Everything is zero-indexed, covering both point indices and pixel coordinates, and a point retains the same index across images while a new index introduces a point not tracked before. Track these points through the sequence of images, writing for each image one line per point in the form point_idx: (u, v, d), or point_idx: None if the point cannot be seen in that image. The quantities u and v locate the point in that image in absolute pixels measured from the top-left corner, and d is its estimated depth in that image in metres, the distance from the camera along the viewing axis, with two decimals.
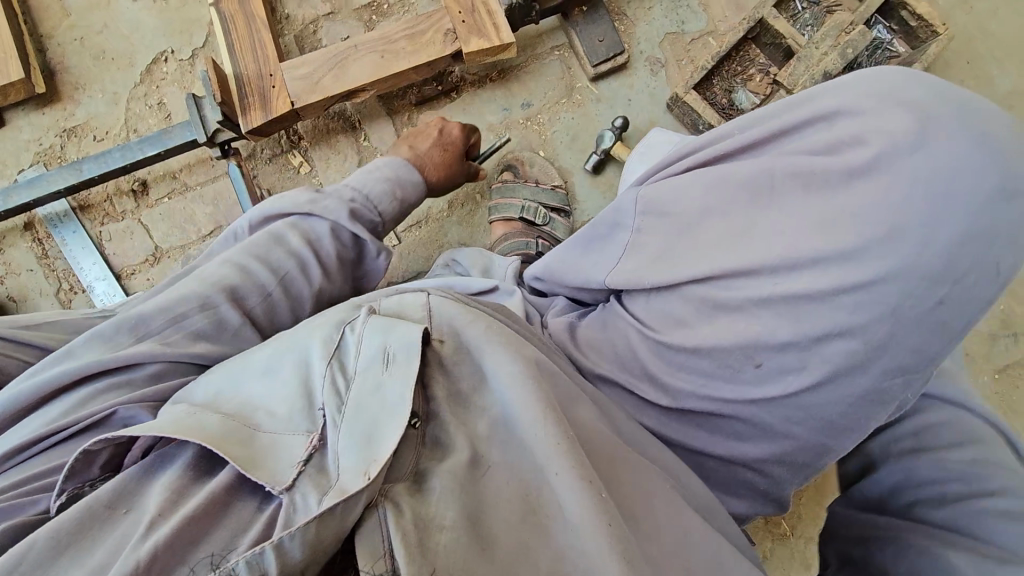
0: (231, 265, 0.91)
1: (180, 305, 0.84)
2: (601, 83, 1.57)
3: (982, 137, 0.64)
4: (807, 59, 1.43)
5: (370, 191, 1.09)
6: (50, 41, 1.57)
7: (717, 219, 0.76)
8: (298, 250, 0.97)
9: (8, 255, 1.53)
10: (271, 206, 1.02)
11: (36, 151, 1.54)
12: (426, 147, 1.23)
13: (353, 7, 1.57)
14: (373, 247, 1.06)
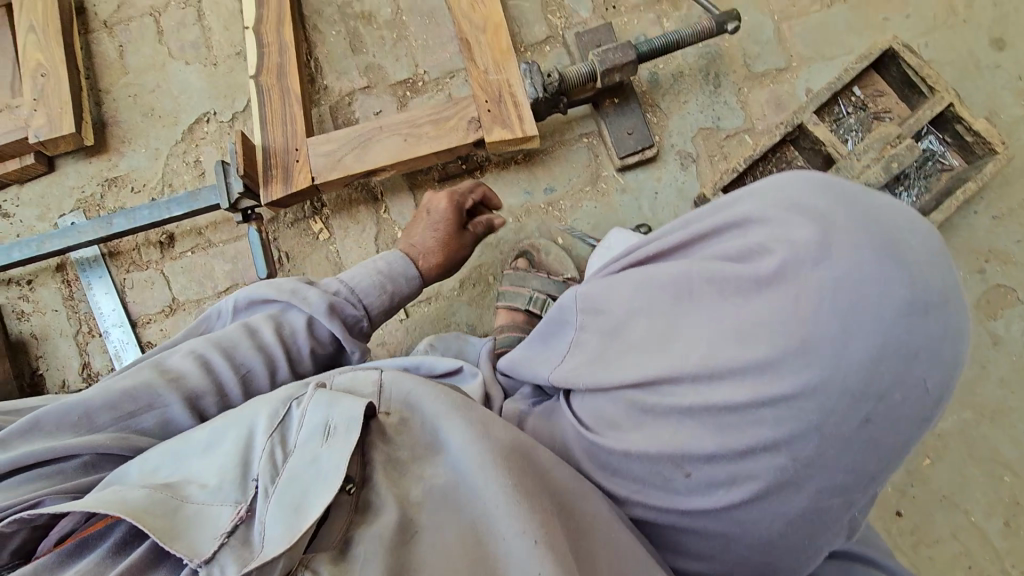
0: (194, 358, 0.92)
1: (135, 400, 0.85)
2: (628, 174, 1.53)
3: (887, 248, 0.60)
4: (847, 170, 1.34)
5: (359, 286, 1.10)
6: (107, 97, 1.67)
7: (642, 323, 0.71)
8: (268, 346, 0.97)
9: (37, 294, 1.59)
10: (251, 293, 1.03)
11: (78, 198, 1.62)
12: (419, 241, 1.23)
13: (389, 82, 1.60)
14: (351, 348, 1.06)
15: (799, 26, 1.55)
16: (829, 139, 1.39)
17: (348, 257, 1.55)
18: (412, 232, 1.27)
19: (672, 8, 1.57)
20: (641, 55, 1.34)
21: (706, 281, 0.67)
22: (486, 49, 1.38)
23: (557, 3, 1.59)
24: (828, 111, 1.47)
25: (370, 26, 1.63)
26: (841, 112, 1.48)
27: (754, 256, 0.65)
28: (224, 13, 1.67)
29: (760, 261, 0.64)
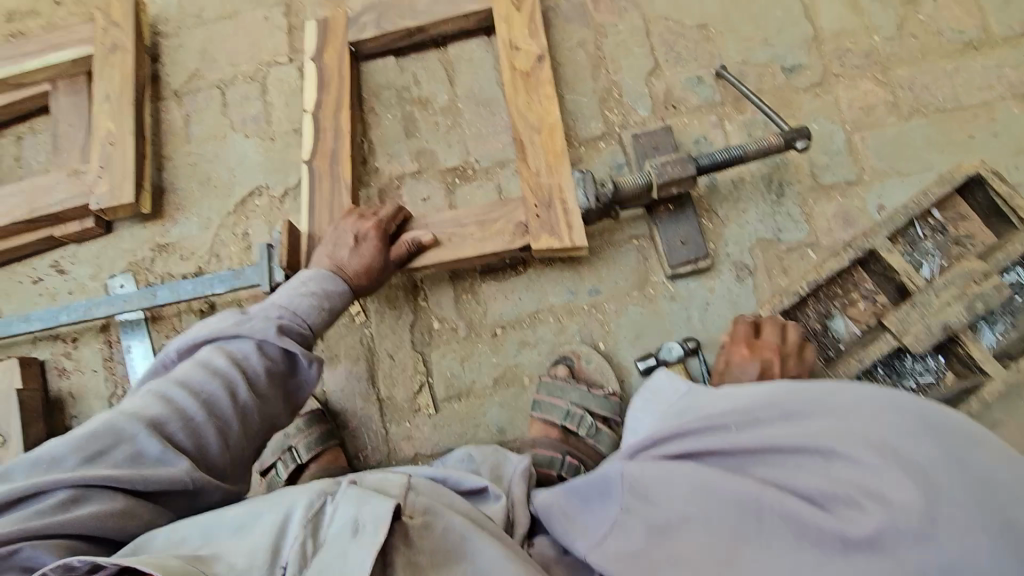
0: (155, 395, 0.98)
1: (100, 438, 0.89)
2: (679, 281, 1.44)
3: (984, 524, 0.73)
4: (924, 306, 1.23)
5: (298, 307, 1.17)
6: (168, 163, 1.72)
7: (702, 526, 0.85)
8: (223, 371, 1.05)
9: (80, 352, 1.61)
10: (197, 335, 1.11)
11: (129, 260, 1.65)
12: (343, 257, 1.24)
13: (439, 168, 1.59)
14: (304, 358, 1.14)
15: (872, 138, 1.46)
16: (903, 266, 1.27)
17: (382, 343, 1.52)
18: (335, 251, 1.26)
19: (735, 111, 1.52)
20: (701, 168, 1.28)
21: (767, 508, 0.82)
22: (540, 150, 1.35)
23: (615, 100, 1.56)
24: (902, 231, 1.35)
25: (425, 112, 1.63)
26: (916, 231, 1.36)
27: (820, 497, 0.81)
28: (288, 91, 1.71)
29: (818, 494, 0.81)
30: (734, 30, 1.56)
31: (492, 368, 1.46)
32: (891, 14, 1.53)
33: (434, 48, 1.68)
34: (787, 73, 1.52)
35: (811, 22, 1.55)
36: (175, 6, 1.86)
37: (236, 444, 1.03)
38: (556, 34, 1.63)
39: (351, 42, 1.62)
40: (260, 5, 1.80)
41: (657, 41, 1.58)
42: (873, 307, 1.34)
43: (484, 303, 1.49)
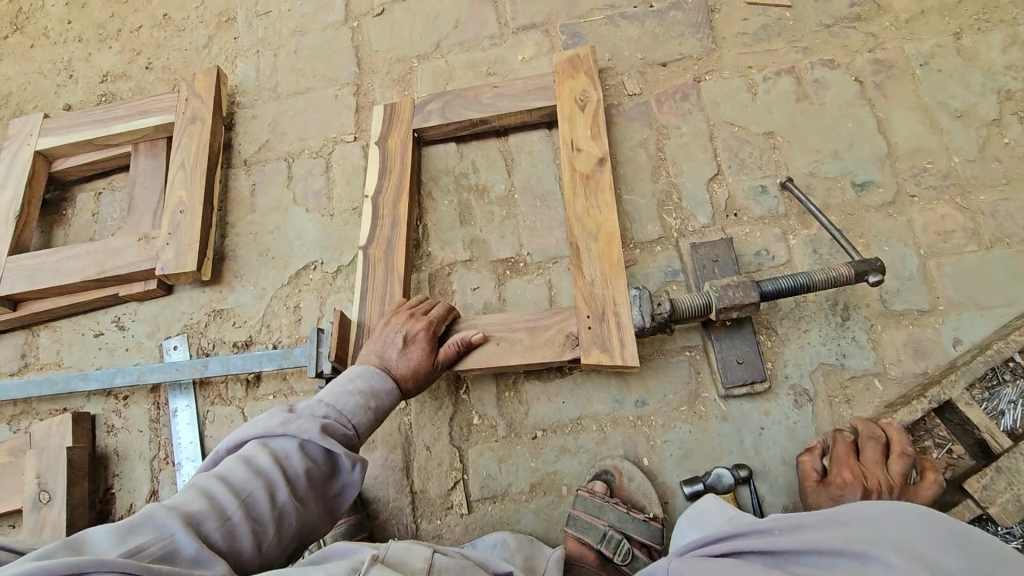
0: (197, 491, 0.93)
1: (141, 532, 0.82)
2: (732, 401, 1.37)
3: None
4: (1012, 471, 1.14)
5: (343, 406, 1.14)
6: (231, 230, 1.78)
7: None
8: (266, 470, 0.99)
9: (128, 410, 1.65)
10: (244, 430, 1.06)
11: (186, 322, 1.70)
12: (393, 357, 1.23)
13: (491, 258, 1.59)
14: (347, 460, 1.07)
15: (948, 265, 1.39)
16: (984, 422, 1.21)
17: (419, 434, 1.49)
18: (385, 351, 1.25)
19: (801, 225, 1.47)
20: (765, 294, 1.22)
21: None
22: (596, 260, 1.33)
23: (674, 204, 1.54)
24: (980, 378, 1.28)
25: (482, 200, 1.65)
26: (997, 379, 1.29)
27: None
28: (351, 169, 1.77)
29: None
30: (802, 140, 1.53)
31: (530, 473, 1.41)
32: (972, 135, 1.47)
33: (495, 137, 1.70)
34: (857, 190, 1.47)
35: (884, 138, 1.50)
36: (253, 79, 1.97)
37: (267, 549, 0.95)
38: (617, 133, 1.63)
39: (415, 129, 1.66)
40: (332, 85, 1.89)
41: (720, 146, 1.56)
42: (947, 458, 1.27)
43: (527, 403, 1.46)
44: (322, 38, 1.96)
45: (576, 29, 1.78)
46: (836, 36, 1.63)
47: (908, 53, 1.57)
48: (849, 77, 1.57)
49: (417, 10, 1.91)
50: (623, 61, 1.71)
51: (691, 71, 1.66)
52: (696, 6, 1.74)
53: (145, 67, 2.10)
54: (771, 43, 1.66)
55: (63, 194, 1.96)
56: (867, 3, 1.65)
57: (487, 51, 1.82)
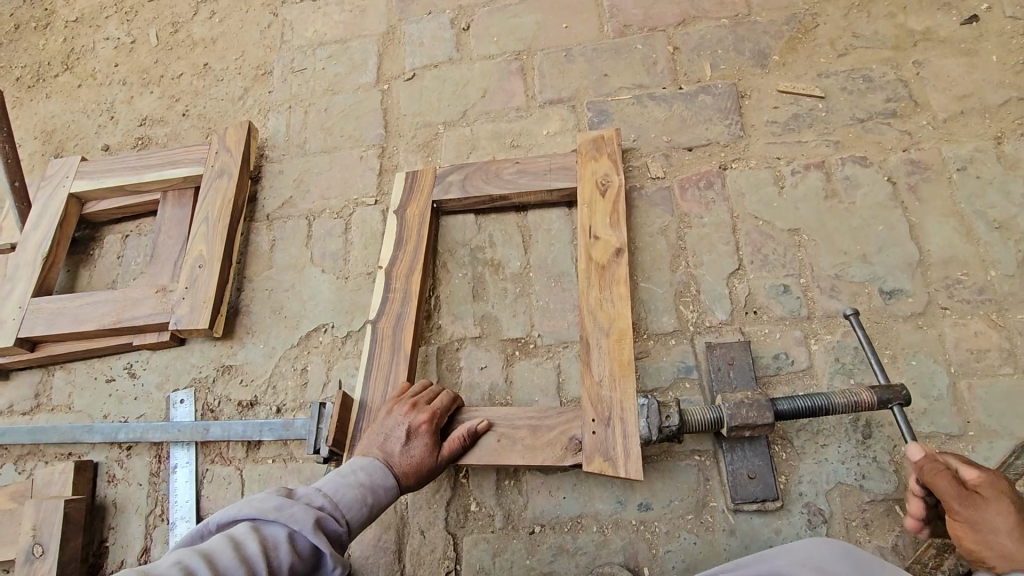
0: (180, 569, 0.87)
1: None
2: (741, 514, 1.30)
3: None
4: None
5: (340, 499, 1.09)
6: (247, 285, 1.79)
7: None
8: (251, 560, 0.91)
9: (131, 462, 1.65)
10: (237, 506, 0.99)
11: (194, 375, 1.71)
12: (393, 451, 1.21)
13: (501, 336, 1.57)
14: (331, 560, 0.98)
15: (980, 387, 1.31)
16: None
17: (415, 516, 1.45)
18: (386, 443, 1.22)
19: (823, 331, 1.41)
20: (779, 413, 1.18)
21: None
22: (607, 359, 1.30)
23: (692, 296, 1.50)
24: None
25: (496, 276, 1.63)
26: None
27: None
28: (369, 233, 1.78)
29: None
30: (829, 240, 1.48)
31: (525, 571, 1.36)
32: (1010, 248, 1.40)
33: (515, 211, 1.70)
34: (885, 297, 1.41)
35: (915, 244, 1.44)
36: (283, 134, 2.01)
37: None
38: (638, 216, 1.61)
39: (434, 200, 1.66)
40: (358, 145, 1.92)
41: (743, 239, 1.53)
42: None
43: (527, 495, 1.42)
44: (353, 98, 2.00)
45: (603, 107, 1.78)
46: (870, 131, 1.59)
47: (945, 155, 1.52)
48: (882, 176, 1.52)
49: (447, 76, 1.94)
50: (648, 142, 1.70)
51: (717, 158, 1.64)
52: (725, 91, 1.72)
53: (182, 113, 2.17)
54: (801, 135, 1.63)
55: (92, 233, 2.02)
56: (904, 99, 1.61)
57: (512, 122, 1.83)
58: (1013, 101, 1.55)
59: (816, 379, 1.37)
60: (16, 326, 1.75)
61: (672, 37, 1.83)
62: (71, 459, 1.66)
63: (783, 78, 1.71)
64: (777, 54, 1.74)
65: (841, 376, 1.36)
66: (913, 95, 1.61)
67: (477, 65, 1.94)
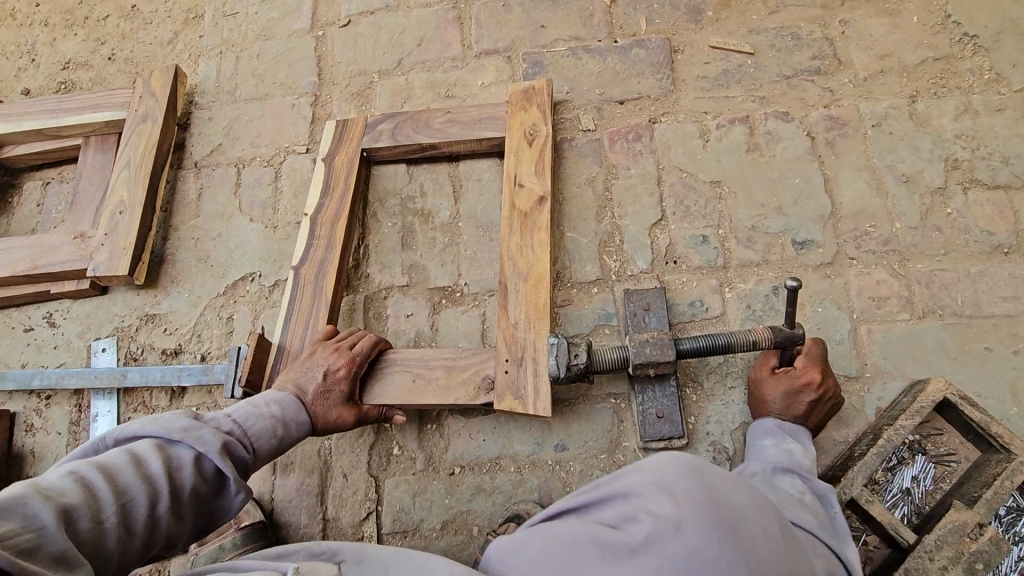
0: (75, 480, 0.84)
1: (6, 519, 0.73)
2: (650, 453, 1.35)
3: None
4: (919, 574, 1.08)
5: (250, 427, 1.08)
6: (173, 233, 1.75)
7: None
8: (154, 478, 0.90)
9: (50, 411, 1.62)
10: (139, 424, 0.97)
11: (117, 324, 1.67)
12: (307, 389, 1.19)
13: (428, 285, 1.57)
14: (234, 485, 0.99)
15: (879, 333, 1.37)
16: (886, 516, 1.14)
17: (338, 460, 1.47)
18: (300, 380, 1.21)
19: (738, 280, 1.46)
20: (681, 352, 1.22)
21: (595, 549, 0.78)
22: (523, 302, 1.31)
23: (615, 246, 1.52)
24: (885, 464, 1.24)
25: (425, 226, 1.63)
26: (899, 459, 1.25)
27: (631, 524, 0.78)
28: (299, 182, 1.75)
29: (637, 530, 0.76)
30: (747, 193, 1.52)
31: (443, 510, 1.39)
32: (916, 202, 1.46)
33: (446, 162, 1.68)
34: (796, 247, 1.46)
35: (829, 197, 1.49)
36: (213, 80, 1.94)
37: (129, 560, 0.86)
38: (567, 168, 1.62)
39: (364, 148, 1.64)
40: (291, 93, 1.87)
41: (667, 191, 1.56)
42: (863, 550, 1.24)
43: (448, 439, 1.44)
44: (285, 45, 1.94)
45: (539, 58, 1.77)
46: (794, 88, 1.62)
47: (862, 111, 1.56)
48: (802, 132, 1.56)
49: (384, 24, 1.89)
50: (581, 95, 1.70)
51: (647, 112, 1.65)
52: (659, 45, 1.72)
53: (108, 57, 2.07)
54: (729, 90, 1.65)
55: (11, 180, 1.93)
56: (828, 57, 1.64)
57: (447, 72, 1.80)
58: (929, 61, 1.59)
59: (727, 325, 1.42)
60: None
61: None
62: None
63: (716, 34, 1.72)
64: (711, 10, 1.75)
65: (752, 322, 1.41)
66: (837, 53, 1.64)
67: (414, 13, 1.89)
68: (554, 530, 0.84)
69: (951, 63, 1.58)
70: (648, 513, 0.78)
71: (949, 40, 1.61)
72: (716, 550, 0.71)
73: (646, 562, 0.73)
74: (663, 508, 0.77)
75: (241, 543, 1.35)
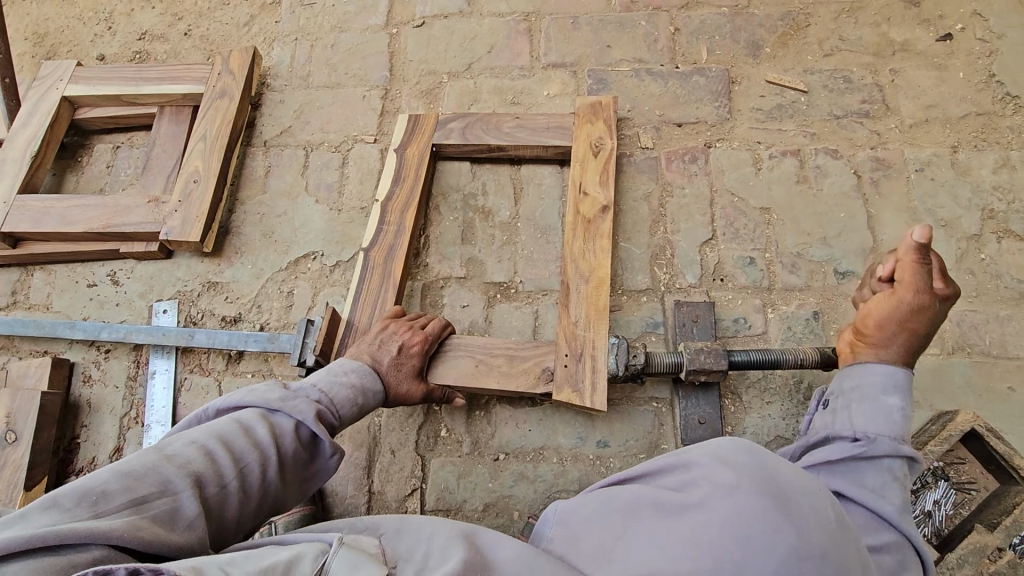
0: (197, 447, 0.95)
1: (144, 484, 0.86)
2: None
3: None
4: None
5: (335, 396, 1.16)
6: (240, 207, 1.82)
7: (597, 532, 0.89)
8: (263, 444, 1.00)
9: (108, 365, 1.68)
10: (240, 397, 1.07)
11: (179, 289, 1.74)
12: (382, 360, 1.28)
13: (484, 279, 1.65)
14: (328, 447, 1.09)
15: None
16: None
17: (387, 437, 1.53)
18: (376, 353, 1.29)
19: (780, 302, 1.54)
20: (734, 363, 1.33)
21: (652, 508, 0.88)
22: (584, 302, 1.41)
23: (666, 259, 1.61)
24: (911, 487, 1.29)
25: (485, 222, 1.71)
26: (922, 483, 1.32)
27: (687, 489, 0.87)
28: (365, 170, 1.83)
29: (694, 492, 0.85)
30: (795, 221, 1.62)
31: (486, 493, 1.46)
32: (952, 245, 1.56)
33: (509, 165, 1.77)
34: (838, 277, 1.55)
35: (871, 233, 1.59)
36: (287, 65, 2.03)
37: (246, 519, 0.97)
38: (624, 181, 1.71)
39: (435, 145, 1.73)
40: (362, 84, 1.95)
41: (718, 213, 1.65)
42: None
43: (495, 426, 1.52)
44: (360, 39, 2.02)
45: (603, 76, 1.86)
46: (843, 128, 1.72)
47: (907, 156, 1.67)
48: (849, 169, 1.66)
49: (456, 29, 1.99)
50: (642, 114, 1.79)
51: (703, 136, 1.75)
52: (718, 75, 1.82)
53: (184, 33, 2.15)
54: (782, 123, 1.75)
55: (82, 141, 2.00)
56: (877, 102, 1.74)
57: (515, 80, 1.89)
58: (971, 116, 1.70)
59: (768, 343, 1.50)
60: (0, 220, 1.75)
61: (675, 18, 1.92)
62: (47, 356, 1.69)
63: (773, 70, 1.82)
64: (770, 46, 1.85)
65: (792, 342, 1.50)
66: (886, 99, 1.74)
67: (486, 21, 1.99)
68: (615, 494, 0.94)
69: (992, 119, 1.69)
70: (705, 479, 0.86)
71: (991, 97, 1.71)
72: (766, 514, 0.78)
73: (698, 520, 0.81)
74: (720, 476, 0.85)
75: (299, 505, 1.45)
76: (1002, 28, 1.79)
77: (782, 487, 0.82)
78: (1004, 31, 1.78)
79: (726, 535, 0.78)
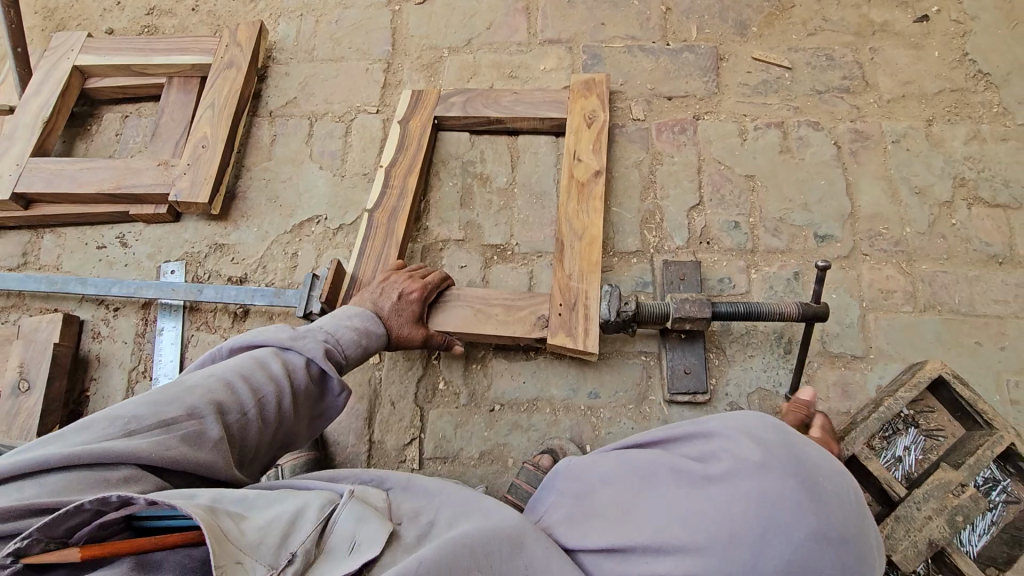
0: (218, 380, 1.00)
1: (171, 408, 0.91)
2: (674, 406, 1.52)
3: None
4: (907, 520, 1.26)
5: (340, 337, 1.23)
6: (246, 173, 1.89)
7: (611, 488, 0.98)
8: (277, 378, 1.06)
9: (117, 323, 1.74)
10: (254, 337, 1.13)
11: (186, 250, 1.80)
12: (384, 305, 1.35)
13: (482, 242, 1.72)
14: (337, 384, 1.16)
15: (884, 321, 1.55)
16: (883, 473, 1.31)
17: (387, 389, 1.60)
18: (379, 299, 1.37)
19: (763, 263, 1.63)
20: (717, 314, 1.41)
21: (669, 473, 0.91)
22: (577, 257, 1.50)
23: (656, 223, 1.68)
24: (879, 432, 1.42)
25: (483, 188, 1.78)
26: (893, 430, 1.44)
27: (707, 460, 0.87)
28: (367, 138, 1.90)
29: (715, 466, 0.86)
30: (778, 189, 1.70)
31: (482, 441, 1.53)
32: (925, 211, 1.64)
33: (506, 135, 1.85)
34: (818, 240, 1.64)
35: (849, 200, 1.67)
36: (292, 39, 2.09)
37: (264, 447, 1.03)
38: (617, 150, 1.79)
39: (436, 117, 1.81)
40: (365, 58, 2.02)
41: (706, 180, 1.73)
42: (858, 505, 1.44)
43: (491, 378, 1.59)
44: (362, 14, 2.09)
45: (597, 52, 1.94)
46: (825, 103, 1.81)
47: (884, 129, 1.75)
48: (830, 140, 1.75)
49: (456, 6, 2.06)
50: (634, 88, 1.87)
51: (692, 109, 1.83)
52: (707, 51, 1.90)
53: (191, 8, 2.21)
54: (768, 98, 1.83)
55: (91, 110, 2.06)
56: (857, 78, 1.83)
57: (513, 55, 1.97)
58: (946, 92, 1.79)
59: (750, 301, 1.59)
60: (12, 182, 1.80)
61: None
62: (58, 312, 1.75)
63: (758, 47, 1.90)
64: (757, 26, 1.93)
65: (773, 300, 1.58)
66: (866, 76, 1.83)
67: None
68: (630, 459, 0.98)
69: (965, 95, 1.78)
70: (728, 454, 0.85)
71: (965, 74, 1.80)
72: (787, 502, 0.78)
73: (715, 494, 0.83)
74: (746, 450, 0.84)
75: (304, 450, 1.52)
76: (975, 11, 1.88)
77: (811, 462, 0.82)
78: (978, 13, 1.87)
79: (749, 517, 0.78)
